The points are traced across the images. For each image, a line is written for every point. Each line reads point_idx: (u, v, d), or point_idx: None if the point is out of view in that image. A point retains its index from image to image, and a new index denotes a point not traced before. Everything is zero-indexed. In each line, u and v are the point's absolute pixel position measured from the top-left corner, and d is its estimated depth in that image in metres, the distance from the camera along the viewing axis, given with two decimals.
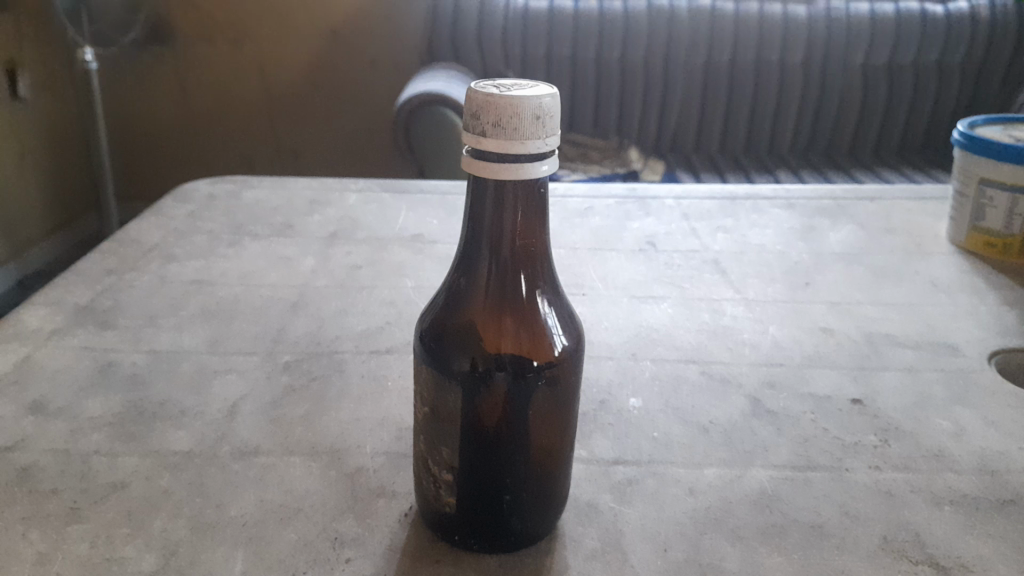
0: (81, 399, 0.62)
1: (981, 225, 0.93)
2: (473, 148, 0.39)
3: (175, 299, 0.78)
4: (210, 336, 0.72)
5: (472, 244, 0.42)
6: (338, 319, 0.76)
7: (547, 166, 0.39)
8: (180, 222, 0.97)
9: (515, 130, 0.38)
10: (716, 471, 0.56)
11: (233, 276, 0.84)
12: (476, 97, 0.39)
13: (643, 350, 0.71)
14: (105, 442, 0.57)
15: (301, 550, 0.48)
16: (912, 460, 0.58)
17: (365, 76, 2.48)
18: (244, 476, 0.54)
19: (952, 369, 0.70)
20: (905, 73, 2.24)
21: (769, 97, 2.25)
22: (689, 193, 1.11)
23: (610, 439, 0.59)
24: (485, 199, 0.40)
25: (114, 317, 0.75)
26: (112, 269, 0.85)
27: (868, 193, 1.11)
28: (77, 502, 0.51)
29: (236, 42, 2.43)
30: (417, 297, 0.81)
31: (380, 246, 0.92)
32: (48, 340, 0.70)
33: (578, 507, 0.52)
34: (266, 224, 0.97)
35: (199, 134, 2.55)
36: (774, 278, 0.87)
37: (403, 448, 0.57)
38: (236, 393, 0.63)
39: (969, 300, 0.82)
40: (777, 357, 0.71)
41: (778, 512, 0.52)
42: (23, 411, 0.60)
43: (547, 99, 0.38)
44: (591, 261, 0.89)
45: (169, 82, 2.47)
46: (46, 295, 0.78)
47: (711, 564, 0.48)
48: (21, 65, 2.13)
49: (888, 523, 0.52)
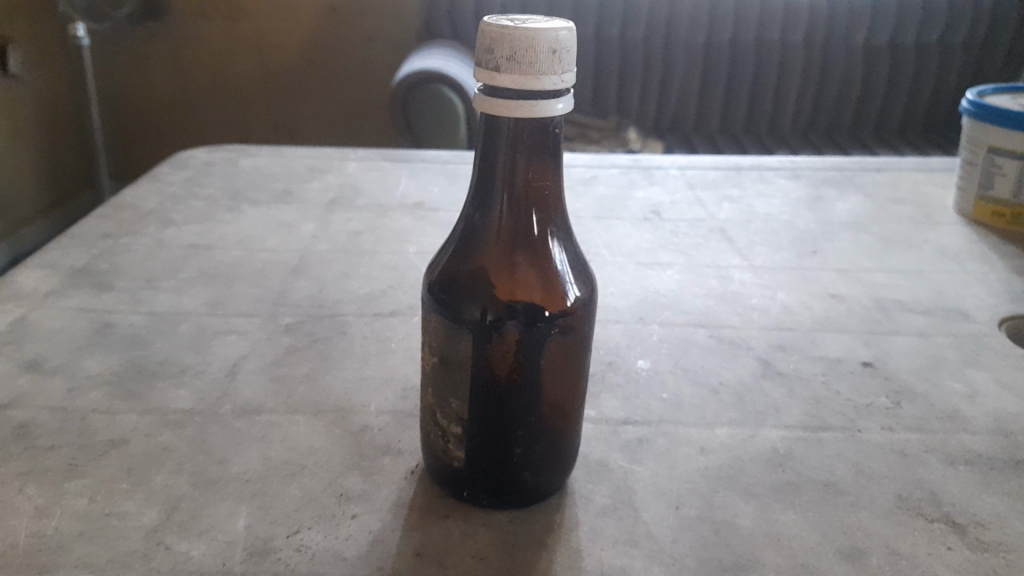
0: (78, 358, 0.60)
1: (989, 194, 0.92)
2: (486, 85, 0.38)
3: (173, 263, 0.77)
4: (209, 298, 0.71)
5: (483, 186, 0.41)
6: (340, 282, 0.75)
7: (562, 104, 0.38)
8: (177, 188, 0.96)
9: (530, 65, 0.36)
10: (728, 431, 0.55)
11: (232, 240, 0.82)
12: (490, 30, 0.37)
13: (651, 314, 0.70)
14: (103, 400, 0.56)
15: (306, 505, 0.47)
16: (926, 421, 0.57)
17: (363, 53, 2.45)
18: (247, 434, 0.53)
19: (963, 334, 0.69)
20: (906, 51, 2.23)
21: (770, 75, 2.23)
22: (693, 164, 1.09)
23: (620, 399, 0.58)
24: (497, 138, 0.39)
25: (111, 279, 0.73)
26: (109, 233, 0.83)
27: (875, 164, 1.10)
28: (75, 458, 0.50)
29: (232, 17, 2.39)
30: (420, 261, 0.79)
31: (382, 212, 0.91)
32: (44, 301, 0.68)
33: (589, 465, 0.51)
34: (265, 191, 0.96)
35: (194, 111, 2.52)
36: (782, 247, 0.86)
37: (408, 407, 0.56)
38: (236, 353, 0.62)
39: (978, 267, 0.81)
40: (787, 322, 0.70)
41: (791, 471, 0.51)
42: (18, 369, 0.59)
43: (564, 33, 0.37)
44: (596, 228, 0.88)
45: (164, 58, 2.43)
46: (42, 258, 0.76)
47: (724, 521, 0.47)
48: (12, 39, 2.10)
49: (903, 482, 0.51)
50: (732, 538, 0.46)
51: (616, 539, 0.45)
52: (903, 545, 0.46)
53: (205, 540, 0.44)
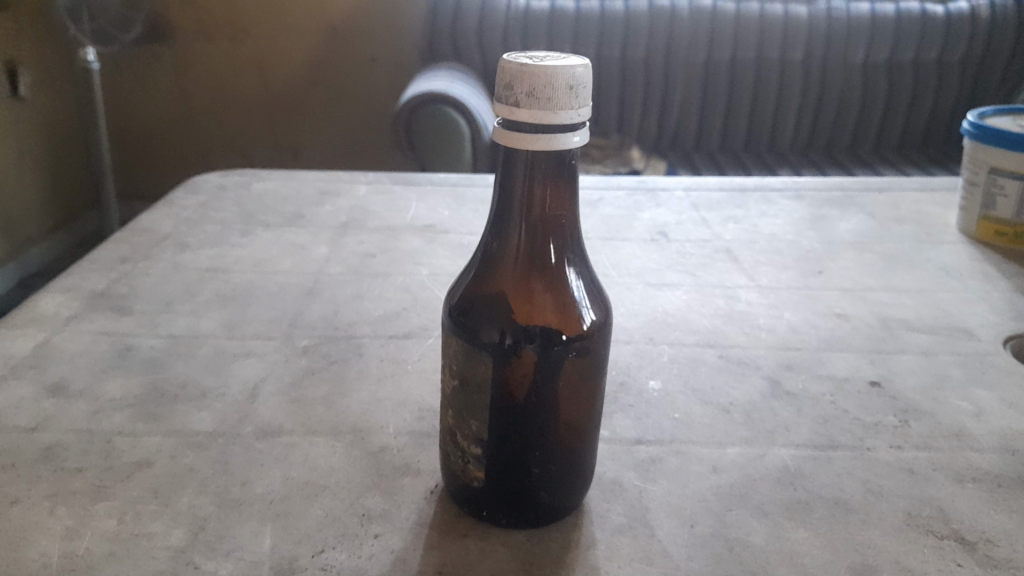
0: (100, 381, 0.62)
1: (991, 213, 0.93)
2: (505, 119, 0.39)
3: (190, 286, 0.79)
4: (226, 321, 0.72)
5: (502, 213, 0.43)
6: (354, 303, 0.76)
7: (578, 137, 0.39)
8: (191, 212, 0.97)
9: (549, 100, 0.38)
10: (739, 449, 0.56)
11: (247, 264, 0.84)
12: (509, 67, 0.38)
13: (659, 334, 0.71)
14: (127, 422, 0.57)
15: (329, 525, 0.48)
16: (933, 439, 0.58)
17: (367, 74, 2.48)
18: (269, 455, 0.54)
19: (968, 352, 0.70)
20: (905, 70, 2.25)
21: (770, 94, 2.25)
22: (698, 185, 1.11)
23: (631, 419, 0.59)
24: (515, 167, 0.41)
25: (130, 303, 0.75)
26: (126, 257, 0.85)
27: (877, 184, 1.11)
28: (103, 479, 0.51)
29: (236, 40, 2.42)
30: (432, 284, 0.81)
31: (392, 234, 0.92)
32: (66, 325, 0.70)
33: (602, 484, 0.52)
34: (277, 214, 0.98)
35: (200, 133, 2.55)
36: (787, 266, 0.87)
37: (426, 428, 0.58)
38: (255, 376, 0.63)
39: (981, 286, 0.83)
40: (794, 342, 0.71)
41: (801, 488, 0.52)
42: (43, 393, 0.60)
43: (580, 69, 0.38)
44: (605, 249, 0.90)
45: (170, 81, 2.47)
46: (61, 283, 0.78)
47: (738, 539, 0.48)
48: (22, 64, 2.13)
49: (911, 499, 0.52)
50: (745, 555, 0.47)
51: (631, 557, 0.46)
52: (913, 562, 0.47)
53: (231, 559, 0.45)
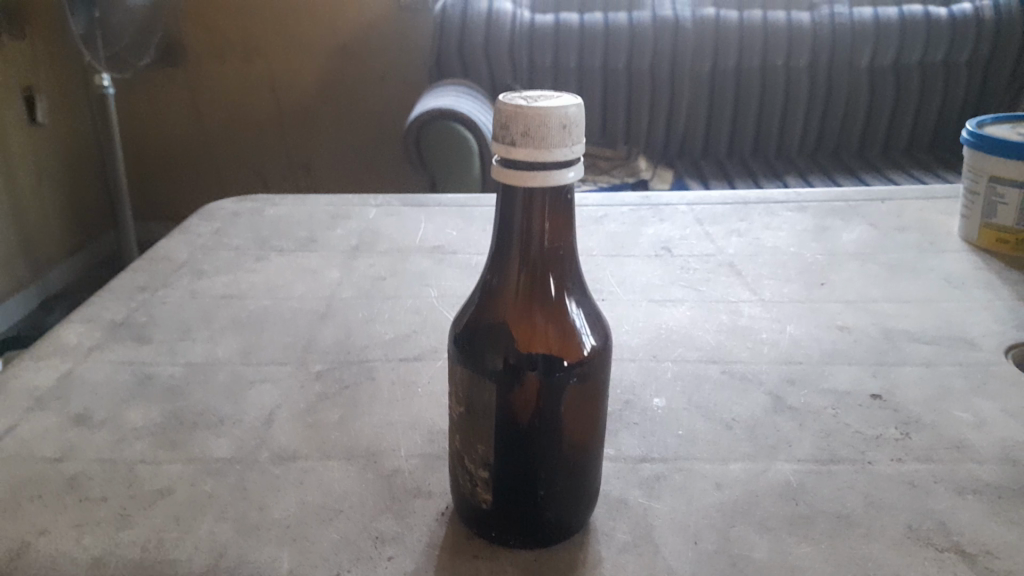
0: (122, 411, 0.64)
1: (992, 221, 0.94)
2: (503, 157, 0.41)
3: (206, 313, 0.81)
4: (242, 348, 0.74)
5: (503, 244, 0.44)
6: (365, 327, 0.78)
7: (573, 173, 0.41)
8: (206, 239, 1.00)
9: (543, 140, 0.39)
10: (742, 465, 0.57)
11: (262, 289, 0.86)
12: (505, 108, 0.40)
13: (664, 351, 0.73)
14: (148, 451, 0.59)
15: (344, 548, 0.50)
16: (934, 451, 0.59)
17: (375, 92, 2.52)
18: (285, 480, 0.56)
19: (969, 362, 0.71)
20: (911, 73, 2.26)
21: (776, 100, 2.26)
22: (702, 198, 1.12)
23: (636, 437, 0.61)
24: (514, 203, 0.42)
25: (149, 332, 0.77)
26: (144, 285, 0.87)
27: (880, 193, 1.12)
28: (126, 508, 0.53)
29: (248, 61, 2.47)
30: (440, 305, 0.83)
31: (402, 257, 0.94)
32: (88, 355, 0.72)
33: (608, 503, 0.54)
34: (290, 239, 1.00)
35: (214, 155, 2.60)
36: (790, 278, 0.89)
37: (436, 450, 0.59)
38: (270, 402, 0.65)
39: (984, 295, 0.83)
40: (797, 355, 0.72)
41: (803, 503, 0.54)
42: (68, 423, 0.63)
43: (573, 108, 0.40)
44: (610, 266, 0.91)
45: (183, 104, 2.52)
46: (83, 313, 0.80)
47: (741, 555, 0.49)
48: (40, 91, 2.18)
49: (913, 513, 0.53)
50: (748, 571, 0.48)
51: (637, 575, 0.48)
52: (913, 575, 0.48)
53: None
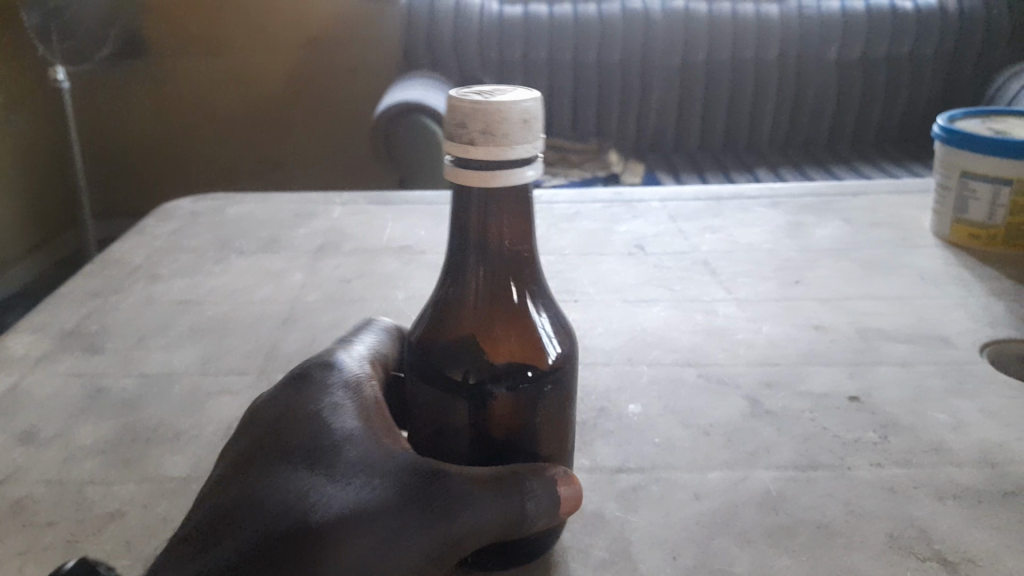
0: (71, 427, 0.61)
1: (964, 217, 0.94)
2: (460, 158, 0.39)
3: (163, 320, 0.77)
4: (200, 357, 0.71)
5: (460, 251, 0.42)
6: (331, 332, 0.75)
7: (535, 171, 0.39)
8: (163, 241, 0.96)
9: (505, 137, 0.37)
10: (721, 474, 0.56)
11: (222, 294, 0.83)
12: (461, 105, 0.38)
13: (639, 354, 0.71)
14: (99, 470, 0.56)
15: None
16: (913, 455, 0.58)
17: (341, 85, 2.47)
18: None
19: (945, 361, 0.70)
20: (878, 65, 2.27)
21: (746, 93, 2.26)
22: (675, 194, 1.11)
23: (612, 445, 0.59)
24: (471, 203, 0.40)
25: (102, 341, 0.73)
26: (98, 291, 0.83)
27: (852, 188, 1.12)
28: (74, 534, 0.50)
29: (210, 54, 2.40)
30: (408, 308, 0.80)
31: (369, 258, 0.91)
32: (35, 367, 0.69)
33: (584, 517, 0.52)
34: (252, 240, 0.97)
35: (176, 150, 2.53)
36: (765, 276, 0.87)
37: None
38: (230, 414, 0.62)
39: (958, 292, 0.83)
40: (773, 356, 0.71)
41: (783, 512, 0.52)
42: (12, 442, 0.59)
43: (532, 102, 0.38)
44: (583, 266, 0.89)
45: (143, 97, 2.44)
46: (31, 321, 0.76)
47: (721, 569, 0.48)
48: None
49: (894, 520, 0.52)
50: None
51: None
52: None
53: None
